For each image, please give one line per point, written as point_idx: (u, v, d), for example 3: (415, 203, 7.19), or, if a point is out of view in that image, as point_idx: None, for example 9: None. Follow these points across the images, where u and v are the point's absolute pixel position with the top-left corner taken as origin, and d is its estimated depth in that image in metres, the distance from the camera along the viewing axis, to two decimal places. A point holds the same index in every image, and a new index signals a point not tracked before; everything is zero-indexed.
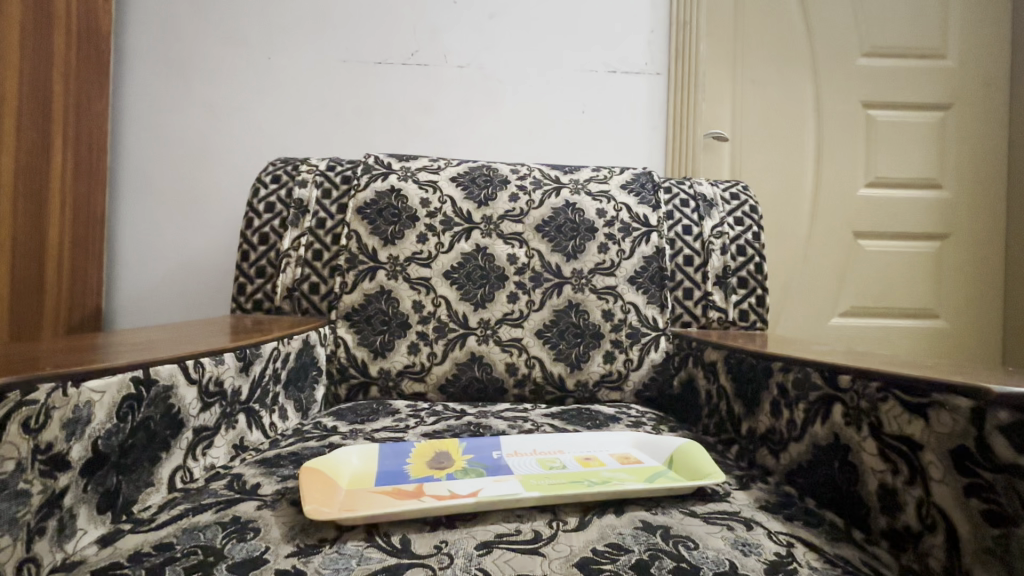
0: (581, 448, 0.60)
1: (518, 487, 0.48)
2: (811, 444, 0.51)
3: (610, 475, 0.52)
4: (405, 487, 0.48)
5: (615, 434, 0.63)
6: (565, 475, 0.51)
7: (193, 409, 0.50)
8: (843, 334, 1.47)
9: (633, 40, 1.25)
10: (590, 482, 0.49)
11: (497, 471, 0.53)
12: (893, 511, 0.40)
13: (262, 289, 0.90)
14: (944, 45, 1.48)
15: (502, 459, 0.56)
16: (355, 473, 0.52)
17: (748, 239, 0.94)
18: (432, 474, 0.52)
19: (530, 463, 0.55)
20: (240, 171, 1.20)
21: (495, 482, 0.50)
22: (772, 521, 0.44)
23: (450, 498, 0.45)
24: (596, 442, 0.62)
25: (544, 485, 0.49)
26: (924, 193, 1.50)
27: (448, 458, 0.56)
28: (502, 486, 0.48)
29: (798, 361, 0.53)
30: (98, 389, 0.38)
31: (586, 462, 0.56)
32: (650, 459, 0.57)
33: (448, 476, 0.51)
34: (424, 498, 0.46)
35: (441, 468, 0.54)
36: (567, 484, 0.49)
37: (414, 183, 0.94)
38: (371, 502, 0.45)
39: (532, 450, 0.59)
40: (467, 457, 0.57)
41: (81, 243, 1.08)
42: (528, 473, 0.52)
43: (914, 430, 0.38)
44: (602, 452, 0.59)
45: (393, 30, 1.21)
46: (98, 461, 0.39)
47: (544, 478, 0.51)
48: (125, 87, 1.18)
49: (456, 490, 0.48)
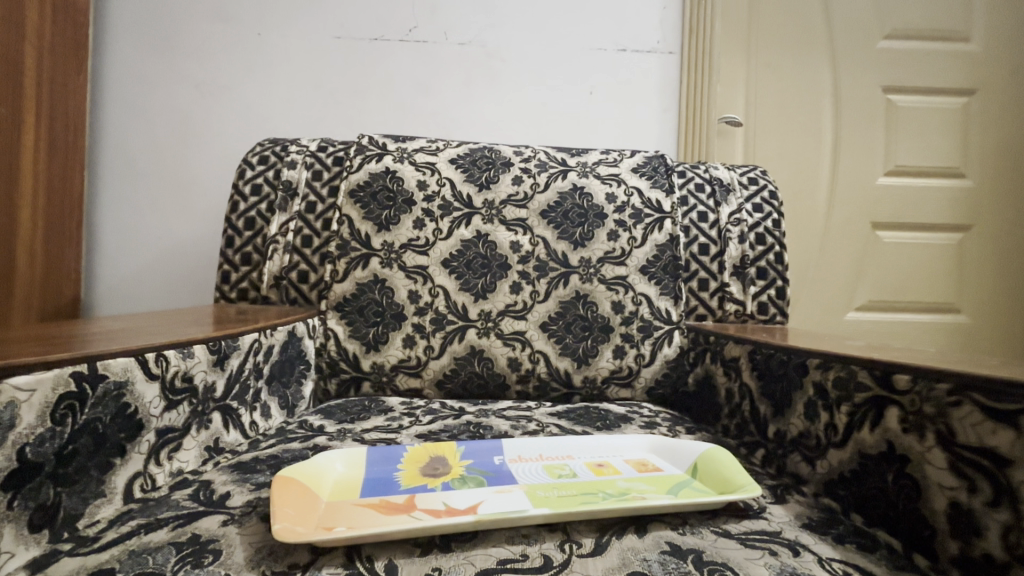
0: (592, 453, 0.54)
1: (524, 503, 0.42)
2: (855, 453, 0.45)
3: (627, 487, 0.46)
4: (395, 500, 0.42)
5: (630, 438, 0.57)
6: (577, 486, 0.45)
7: (155, 409, 0.44)
8: (858, 330, 1.41)
9: (644, 17, 1.17)
10: (605, 495, 0.43)
11: (499, 479, 0.47)
12: (968, 535, 0.34)
13: (247, 278, 0.84)
14: (968, 28, 1.41)
15: (505, 465, 0.50)
16: (337, 482, 0.46)
17: (768, 226, 0.87)
18: (425, 484, 0.46)
19: (535, 470, 0.49)
20: (228, 154, 1.13)
21: (497, 494, 0.43)
22: (819, 544, 0.38)
23: (445, 515, 0.39)
24: (609, 446, 0.56)
25: (552, 498, 0.42)
26: (946, 183, 1.43)
27: (444, 465, 0.50)
28: (505, 500, 0.42)
29: (840, 358, 0.47)
30: (26, 388, 0.32)
31: (599, 469, 0.50)
32: (670, 466, 0.51)
33: (443, 486, 0.45)
34: (415, 514, 0.40)
35: (436, 476, 0.47)
36: (579, 497, 0.43)
37: (410, 164, 0.87)
38: (353, 519, 0.39)
39: (537, 455, 0.53)
40: (465, 463, 0.50)
41: (57, 227, 1.02)
42: (534, 483, 0.46)
43: (1000, 442, 0.33)
44: (615, 457, 0.53)
45: (388, 4, 1.14)
46: (29, 473, 0.33)
47: (552, 489, 0.44)
48: (107, 62, 1.12)
49: (453, 503, 0.42)
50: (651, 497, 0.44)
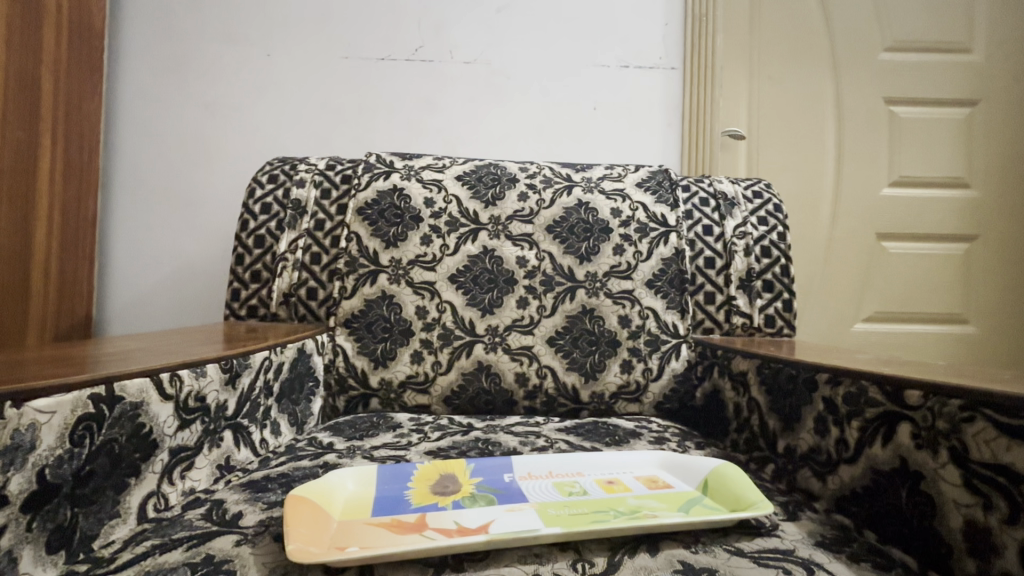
0: (602, 470, 0.53)
1: (536, 521, 0.42)
2: (867, 468, 0.45)
3: (639, 504, 0.46)
4: (406, 519, 0.42)
5: (639, 454, 0.56)
6: (588, 504, 0.45)
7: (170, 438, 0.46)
8: (867, 341, 1.40)
9: (647, 33, 1.19)
10: (616, 513, 0.43)
11: (510, 497, 0.47)
12: (985, 553, 0.34)
13: (257, 295, 0.84)
14: (969, 39, 1.42)
15: (515, 483, 0.50)
16: (348, 501, 0.46)
17: (773, 239, 0.88)
18: (436, 502, 0.46)
19: (545, 488, 0.49)
20: (238, 173, 1.15)
21: (507, 513, 0.43)
22: (834, 563, 0.38)
23: (457, 534, 0.39)
24: (619, 463, 0.55)
25: (564, 517, 0.42)
26: (951, 193, 1.43)
27: (454, 483, 0.50)
28: (517, 518, 0.42)
29: (849, 373, 0.47)
30: (46, 410, 0.33)
31: (610, 486, 0.49)
32: (680, 483, 0.51)
33: (453, 504, 0.45)
34: (426, 533, 0.40)
35: (446, 494, 0.47)
36: (592, 515, 0.43)
37: (417, 182, 0.89)
38: (365, 540, 0.39)
39: (547, 473, 0.53)
40: (476, 481, 0.51)
41: (71, 246, 1.03)
42: (544, 501, 0.46)
43: (1014, 459, 0.33)
44: (626, 474, 0.53)
45: (395, 26, 1.16)
46: (46, 495, 0.33)
47: (563, 507, 0.44)
48: (120, 87, 1.14)
49: (464, 521, 0.42)
50: (663, 514, 0.44)
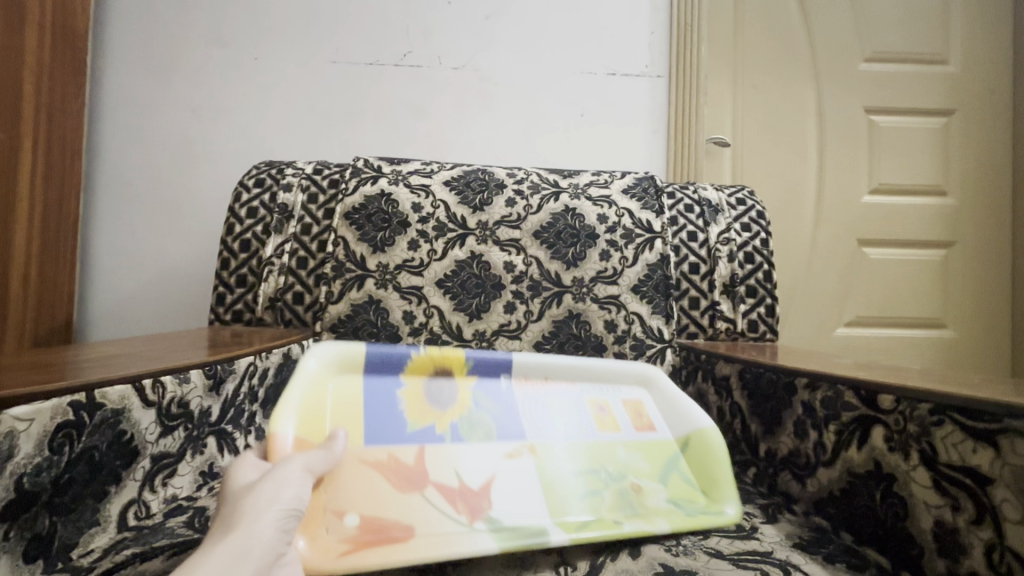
0: (593, 389, 0.60)
1: (533, 478, 0.49)
2: (843, 471, 0.46)
3: (626, 458, 0.54)
4: (405, 460, 0.47)
5: (634, 369, 0.62)
6: (581, 456, 0.53)
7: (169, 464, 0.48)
8: (849, 346, 1.42)
9: (633, 42, 1.21)
10: (605, 478, 0.51)
11: (506, 430, 0.53)
12: (954, 554, 0.35)
13: (242, 299, 0.84)
14: (945, 51, 1.45)
15: (509, 402, 0.56)
16: (337, 410, 0.50)
17: (756, 245, 0.89)
18: (433, 426, 0.51)
19: (541, 415, 0.55)
20: (224, 176, 1.14)
21: (508, 462, 0.50)
22: (809, 564, 0.40)
23: (458, 501, 0.45)
24: (611, 374, 0.61)
25: (561, 484, 0.50)
26: (928, 201, 1.46)
27: (450, 387, 0.55)
28: (512, 471, 0.50)
29: (826, 378, 0.48)
30: (25, 418, 0.33)
31: (600, 420, 0.57)
32: (664, 426, 0.58)
33: (450, 431, 0.51)
34: (427, 492, 0.45)
35: (443, 413, 0.52)
36: (579, 479, 0.51)
37: (405, 187, 0.89)
38: (368, 492, 0.44)
39: (542, 379, 0.58)
40: (473, 387, 0.56)
41: (51, 250, 1.02)
42: (539, 441, 0.53)
43: (981, 461, 0.34)
44: (615, 396, 0.60)
45: (383, 30, 1.16)
46: (25, 503, 0.33)
47: (558, 461, 0.52)
48: (105, 88, 1.13)
49: (464, 474, 0.48)
50: (646, 484, 0.52)
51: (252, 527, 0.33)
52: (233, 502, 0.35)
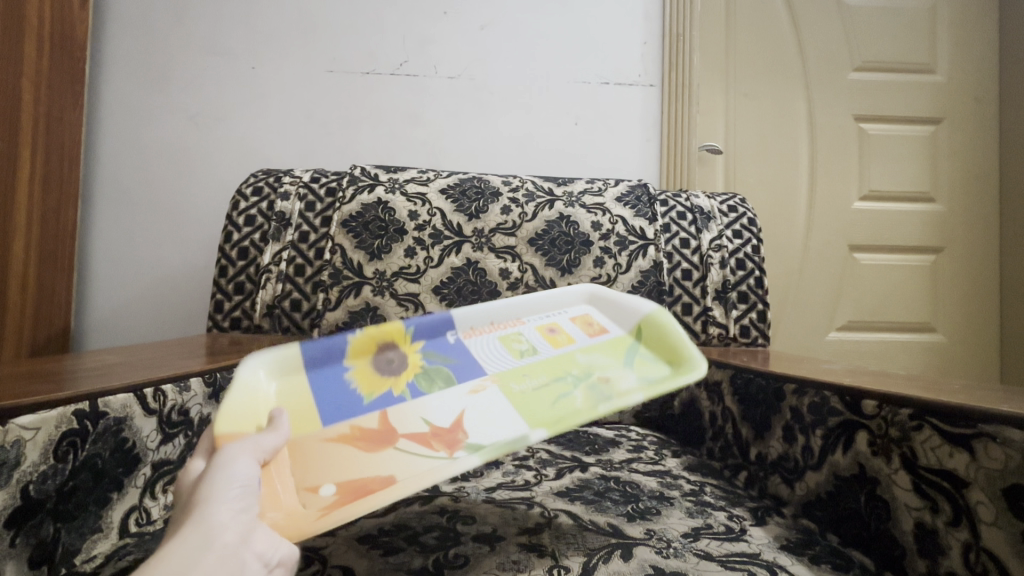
0: (538, 314, 0.60)
1: (501, 400, 0.48)
2: (830, 474, 0.47)
3: (588, 361, 0.53)
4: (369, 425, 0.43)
5: (568, 290, 0.63)
6: (544, 370, 0.52)
7: (168, 471, 0.48)
8: (841, 350, 1.44)
9: (626, 51, 1.23)
10: (574, 380, 0.50)
11: (465, 371, 0.51)
12: (934, 554, 0.37)
13: (240, 307, 0.85)
14: (932, 60, 1.48)
15: (461, 346, 0.54)
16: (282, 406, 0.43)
17: (747, 252, 0.91)
18: (391, 391, 0.47)
19: (495, 351, 0.54)
20: (222, 183, 1.15)
21: (471, 395, 0.48)
22: (795, 566, 0.41)
23: (434, 441, 0.42)
24: (550, 297, 0.62)
25: (528, 395, 0.49)
26: (917, 207, 1.48)
27: (399, 356, 0.50)
28: (482, 400, 0.48)
29: (812, 384, 0.49)
30: (31, 427, 0.33)
31: (552, 337, 0.57)
32: (614, 325, 0.60)
33: (410, 391, 0.48)
34: (401, 443, 0.42)
35: (396, 375, 0.49)
36: (552, 389, 0.49)
37: (402, 195, 0.90)
38: (335, 458, 0.40)
39: (489, 324, 0.57)
40: (423, 348, 0.52)
41: (50, 259, 1.03)
42: (501, 372, 0.52)
43: (957, 465, 0.35)
44: (562, 316, 0.61)
45: (380, 40, 1.18)
46: (30, 510, 0.34)
47: (523, 381, 0.51)
48: (103, 97, 1.14)
49: (433, 419, 0.45)
50: (613, 374, 0.51)
51: (210, 510, 0.30)
52: (185, 500, 0.32)
